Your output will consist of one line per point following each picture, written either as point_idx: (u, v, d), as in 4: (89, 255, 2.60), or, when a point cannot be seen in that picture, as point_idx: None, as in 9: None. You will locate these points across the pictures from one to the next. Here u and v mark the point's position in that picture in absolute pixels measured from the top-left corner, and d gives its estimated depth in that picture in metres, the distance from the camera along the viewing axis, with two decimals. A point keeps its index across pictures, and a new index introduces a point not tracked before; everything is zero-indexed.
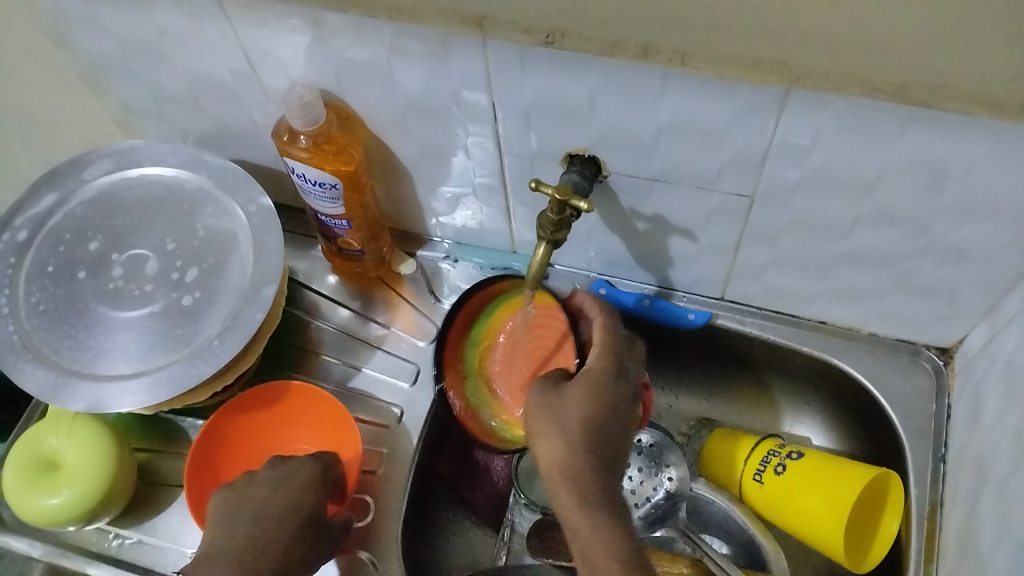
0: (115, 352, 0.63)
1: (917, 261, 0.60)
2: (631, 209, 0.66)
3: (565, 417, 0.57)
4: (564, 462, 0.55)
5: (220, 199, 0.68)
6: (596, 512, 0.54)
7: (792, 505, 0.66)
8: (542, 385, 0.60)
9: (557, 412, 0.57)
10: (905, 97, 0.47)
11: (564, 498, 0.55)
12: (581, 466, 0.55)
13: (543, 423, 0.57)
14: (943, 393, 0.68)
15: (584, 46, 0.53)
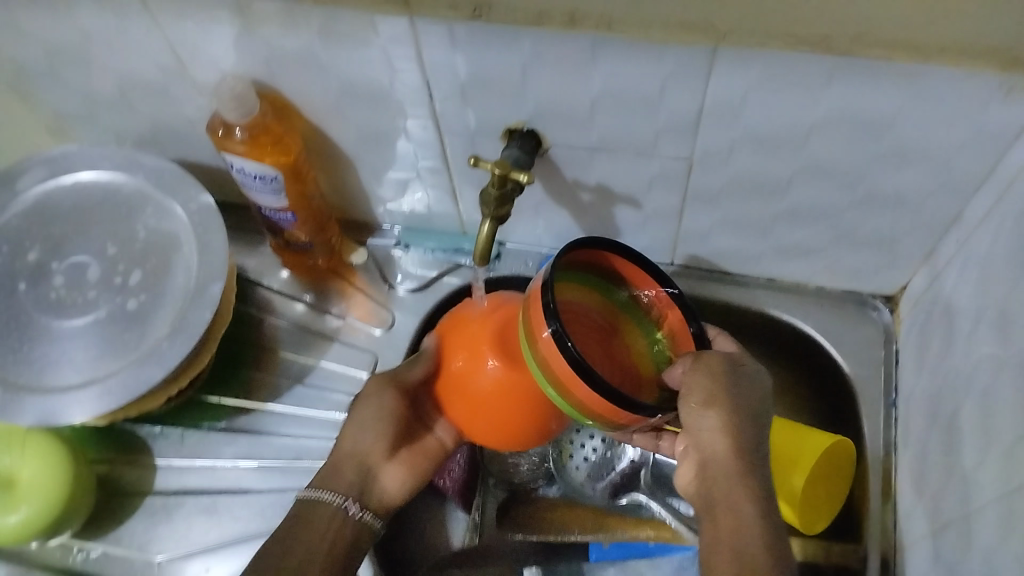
0: (63, 362, 0.62)
1: (856, 211, 0.62)
2: (575, 181, 0.65)
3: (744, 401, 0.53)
4: (728, 471, 0.52)
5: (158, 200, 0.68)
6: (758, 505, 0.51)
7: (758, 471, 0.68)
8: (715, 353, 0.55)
9: (734, 389, 0.53)
10: (828, 48, 0.48)
11: (744, 502, 0.51)
12: (748, 447, 0.52)
13: (716, 394, 0.52)
14: (891, 339, 0.71)
15: (513, 17, 0.50)
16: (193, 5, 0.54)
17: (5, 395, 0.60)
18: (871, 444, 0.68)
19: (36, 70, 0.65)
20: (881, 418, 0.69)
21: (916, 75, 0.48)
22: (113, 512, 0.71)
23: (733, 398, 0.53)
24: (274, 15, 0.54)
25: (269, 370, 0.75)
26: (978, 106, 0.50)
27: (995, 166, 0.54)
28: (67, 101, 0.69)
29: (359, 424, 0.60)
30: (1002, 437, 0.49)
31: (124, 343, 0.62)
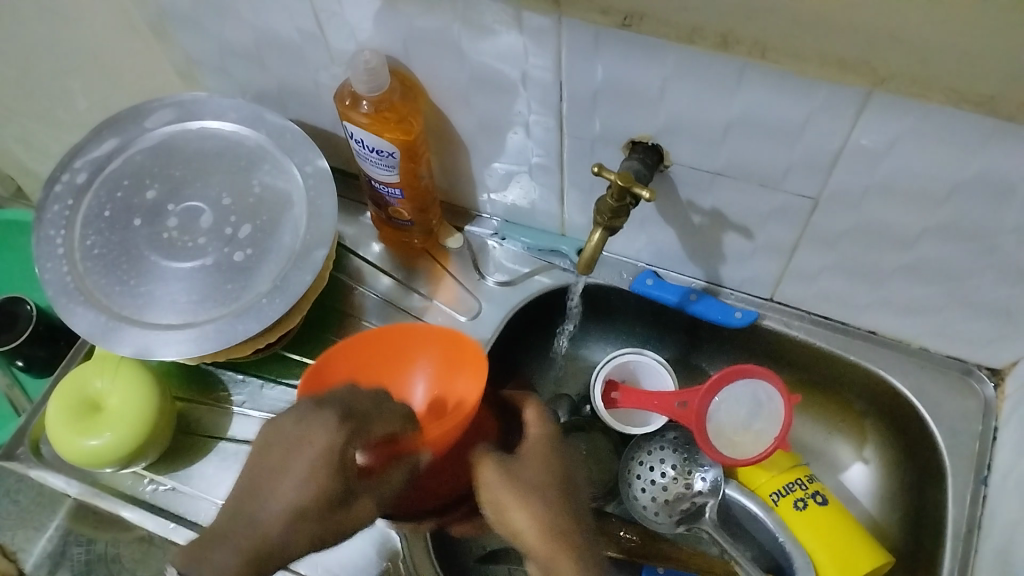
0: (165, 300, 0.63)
1: (979, 278, 0.59)
2: (689, 202, 0.63)
3: (523, 474, 0.57)
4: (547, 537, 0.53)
5: (277, 158, 0.70)
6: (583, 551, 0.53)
7: (808, 539, 0.68)
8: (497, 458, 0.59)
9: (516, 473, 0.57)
10: (991, 110, 0.45)
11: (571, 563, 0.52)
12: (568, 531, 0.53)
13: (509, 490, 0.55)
14: (990, 415, 0.68)
15: (663, 31, 0.49)
16: None
17: (108, 324, 0.62)
18: (954, 519, 0.65)
19: (180, 15, 0.67)
20: (969, 493, 0.66)
21: None
22: (187, 451, 0.72)
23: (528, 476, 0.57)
24: None
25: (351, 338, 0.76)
26: None
27: None
28: (204, 49, 0.71)
29: (285, 485, 0.50)
30: None
31: (225, 292, 0.64)
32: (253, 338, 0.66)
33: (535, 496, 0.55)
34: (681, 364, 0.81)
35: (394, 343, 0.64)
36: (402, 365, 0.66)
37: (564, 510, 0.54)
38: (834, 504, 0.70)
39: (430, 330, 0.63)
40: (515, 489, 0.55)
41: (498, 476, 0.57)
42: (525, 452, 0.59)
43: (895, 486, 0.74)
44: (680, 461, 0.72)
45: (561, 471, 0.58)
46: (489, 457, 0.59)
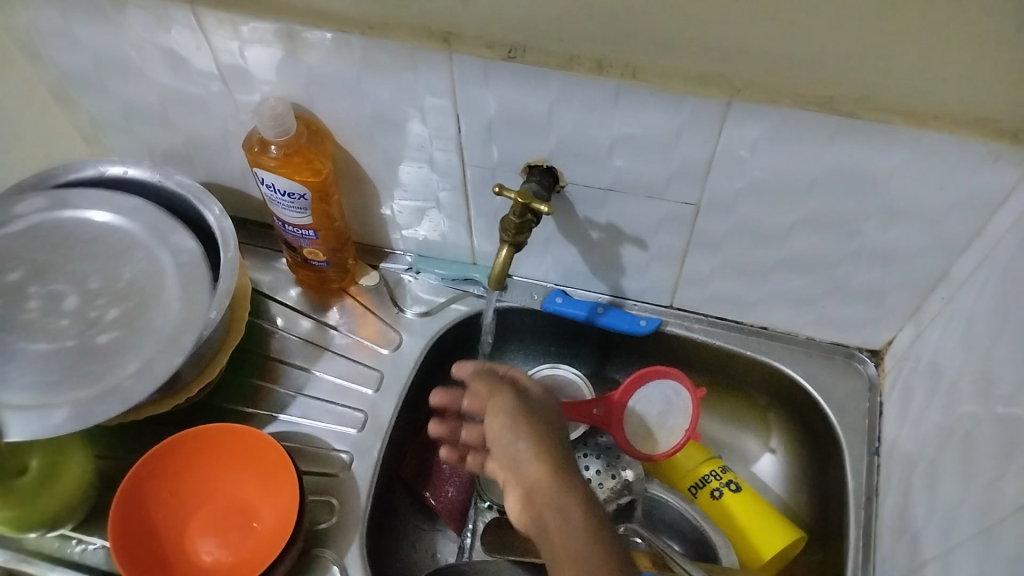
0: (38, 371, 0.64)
1: (849, 265, 0.66)
2: (586, 219, 0.69)
3: (536, 420, 0.59)
4: (553, 479, 0.55)
5: (149, 246, 0.71)
6: (587, 493, 0.55)
7: (727, 525, 0.74)
8: (516, 399, 0.61)
9: (527, 411, 0.60)
10: (833, 109, 0.52)
11: (573, 502, 0.54)
12: (570, 476, 0.56)
13: (523, 420, 0.59)
14: (875, 391, 0.75)
15: (544, 60, 0.55)
16: (244, 30, 0.59)
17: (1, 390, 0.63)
18: (853, 489, 0.71)
19: (83, 79, 0.69)
20: (864, 465, 0.72)
21: (911, 139, 0.52)
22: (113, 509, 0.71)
23: (540, 424, 0.59)
24: (321, 44, 0.58)
25: (274, 381, 0.77)
26: (968, 169, 0.53)
27: (980, 230, 0.58)
28: (107, 111, 0.72)
29: None
30: (980, 480, 0.51)
31: (107, 358, 0.65)
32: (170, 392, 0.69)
33: (546, 444, 0.57)
34: (596, 377, 0.85)
35: (198, 449, 0.69)
36: (216, 468, 0.70)
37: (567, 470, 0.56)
38: (746, 490, 0.75)
39: (224, 433, 0.69)
40: (525, 427, 0.58)
41: (512, 405, 0.60)
42: (531, 392, 0.62)
43: (801, 467, 0.80)
44: (604, 466, 0.78)
45: (560, 429, 0.60)
46: (506, 391, 0.61)
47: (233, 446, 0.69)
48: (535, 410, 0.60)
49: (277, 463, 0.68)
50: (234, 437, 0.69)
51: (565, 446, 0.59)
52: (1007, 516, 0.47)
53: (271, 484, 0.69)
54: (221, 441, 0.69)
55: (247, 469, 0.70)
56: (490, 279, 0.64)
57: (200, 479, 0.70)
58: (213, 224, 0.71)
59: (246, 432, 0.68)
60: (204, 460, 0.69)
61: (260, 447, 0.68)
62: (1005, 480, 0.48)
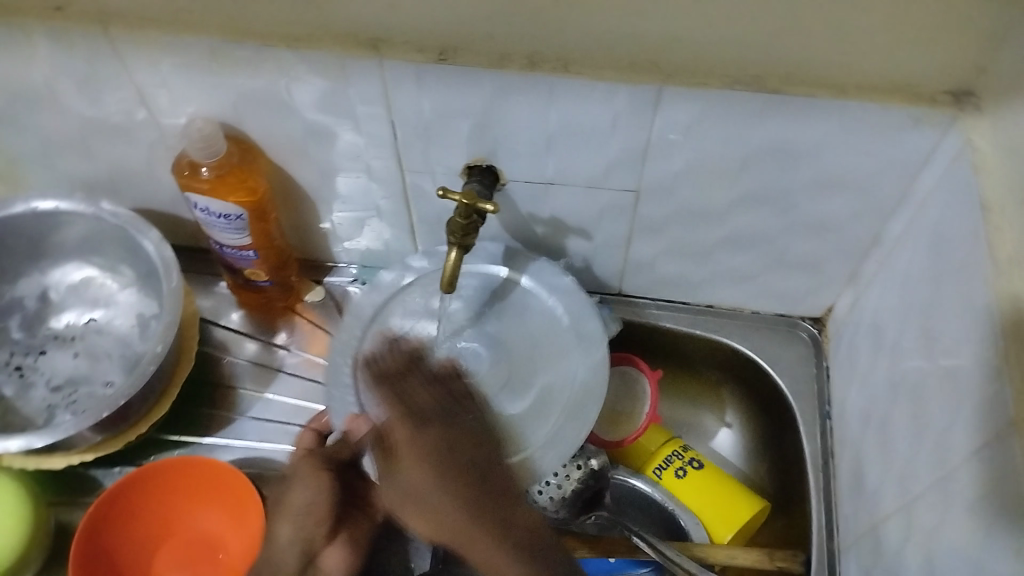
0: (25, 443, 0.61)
1: (787, 237, 0.68)
2: (529, 214, 0.69)
3: (405, 486, 0.56)
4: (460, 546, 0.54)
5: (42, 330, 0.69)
6: (486, 551, 0.52)
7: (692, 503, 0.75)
8: (386, 476, 0.57)
9: (396, 484, 0.56)
10: (761, 85, 0.53)
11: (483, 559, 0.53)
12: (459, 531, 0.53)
13: (397, 502, 0.57)
14: (822, 357, 0.77)
15: (475, 60, 0.55)
16: (163, 50, 0.57)
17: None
18: (811, 454, 0.73)
19: None
20: (818, 428, 0.74)
21: (837, 112, 0.54)
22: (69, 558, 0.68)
23: (403, 494, 0.56)
24: (245, 59, 0.57)
25: (227, 408, 0.75)
26: (894, 134, 0.55)
27: (907, 193, 0.60)
28: (23, 146, 0.70)
29: None
30: (931, 431, 0.53)
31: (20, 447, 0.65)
32: (113, 433, 0.66)
33: (421, 514, 0.55)
34: None
35: (158, 482, 0.67)
36: (175, 500, 0.68)
37: (463, 503, 0.53)
38: (709, 466, 0.77)
39: (183, 464, 0.67)
40: (411, 494, 0.55)
41: (388, 486, 0.57)
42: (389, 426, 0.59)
43: (757, 438, 0.82)
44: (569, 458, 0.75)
45: (429, 467, 0.55)
46: (381, 463, 0.58)
47: (191, 477, 0.67)
48: (399, 471, 0.56)
49: (240, 490, 0.67)
50: (195, 468, 0.67)
51: (444, 493, 0.54)
52: (959, 463, 0.49)
53: (233, 513, 0.67)
54: (180, 473, 0.67)
55: (207, 500, 0.68)
56: (444, 287, 0.64)
57: (159, 516, 0.68)
58: (150, 251, 0.68)
59: (205, 461, 0.66)
60: (162, 494, 0.67)
61: (221, 475, 0.67)
62: (955, 429, 0.50)
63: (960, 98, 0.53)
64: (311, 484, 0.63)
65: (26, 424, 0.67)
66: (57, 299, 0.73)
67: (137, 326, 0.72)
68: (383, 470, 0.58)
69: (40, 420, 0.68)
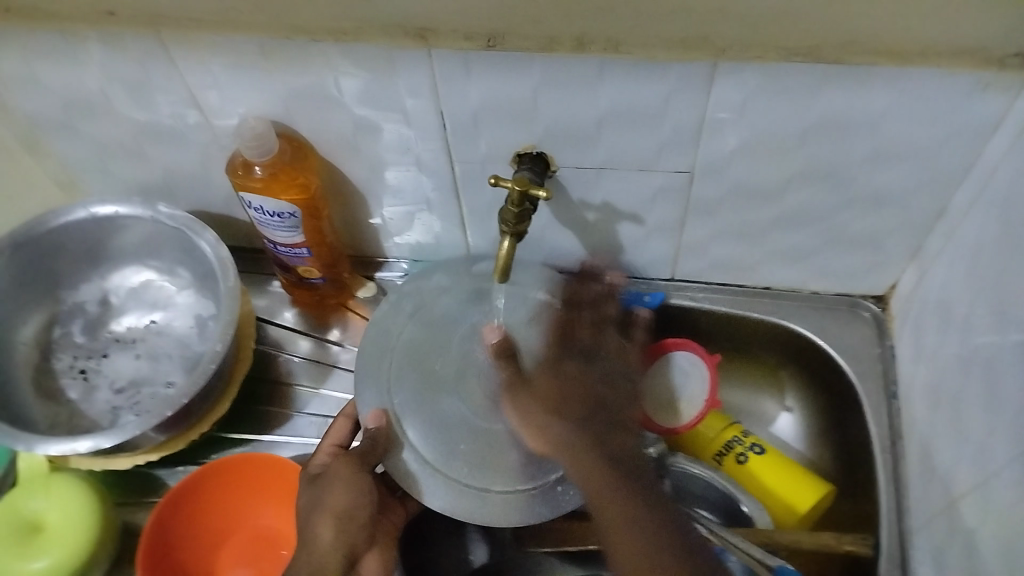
0: (93, 445, 0.62)
1: (846, 214, 0.66)
2: (580, 201, 0.68)
3: (544, 423, 0.63)
4: (578, 467, 0.62)
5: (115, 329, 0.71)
6: (595, 469, 0.61)
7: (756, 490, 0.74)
8: (518, 404, 0.65)
9: (559, 421, 0.63)
10: (818, 57, 0.52)
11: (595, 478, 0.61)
12: (586, 456, 0.62)
13: (539, 426, 0.63)
14: (885, 337, 0.75)
15: (524, 45, 0.54)
16: (214, 50, 0.58)
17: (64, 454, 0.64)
18: (877, 436, 0.71)
19: (53, 123, 0.68)
20: (884, 409, 0.72)
21: (900, 81, 0.52)
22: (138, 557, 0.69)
23: (543, 422, 0.63)
24: (295, 55, 0.57)
25: (285, 406, 0.76)
26: (961, 101, 0.53)
27: (974, 163, 0.58)
28: (81, 153, 0.71)
29: None
30: (1011, 406, 0.51)
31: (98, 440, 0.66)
32: (177, 433, 0.67)
33: (548, 442, 0.63)
34: None
35: (223, 478, 0.68)
36: (238, 495, 0.69)
37: (586, 434, 0.62)
38: (770, 451, 0.75)
39: (247, 460, 0.68)
40: (536, 422, 0.64)
41: (518, 415, 0.64)
42: (536, 381, 0.65)
43: (819, 422, 0.80)
44: None
45: (567, 403, 0.64)
46: (511, 390, 0.66)
47: (254, 473, 0.68)
48: (538, 399, 0.64)
49: (301, 486, 0.67)
50: (258, 464, 0.68)
51: (580, 431, 0.63)
52: None
53: (295, 508, 0.68)
54: (244, 469, 0.68)
55: (270, 495, 0.69)
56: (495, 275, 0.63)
57: (223, 512, 0.69)
58: (206, 251, 0.69)
59: (268, 457, 0.67)
60: (226, 490, 0.68)
61: (283, 471, 0.68)
62: None
63: None
64: (349, 485, 0.61)
65: (93, 426, 0.69)
66: (117, 302, 0.75)
67: (196, 327, 0.73)
68: (524, 397, 0.65)
69: (105, 421, 0.69)
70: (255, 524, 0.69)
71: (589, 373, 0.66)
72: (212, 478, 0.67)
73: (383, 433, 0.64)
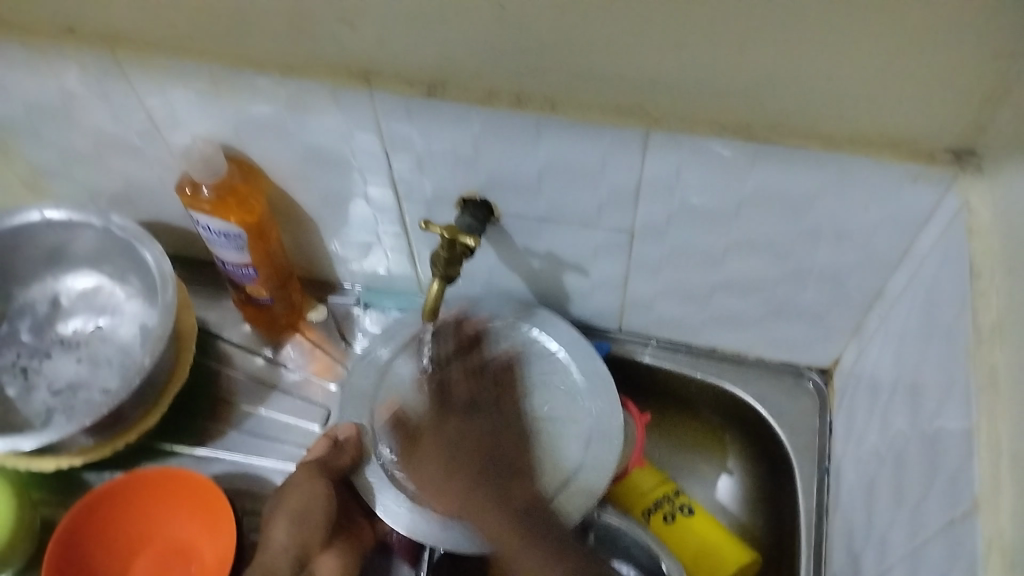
0: (10, 446, 0.63)
1: (787, 287, 0.66)
2: (525, 248, 0.69)
3: (429, 478, 0.61)
4: (480, 519, 0.59)
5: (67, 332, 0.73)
6: (497, 524, 0.58)
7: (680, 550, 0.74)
8: (407, 457, 0.63)
9: (426, 474, 0.61)
10: (748, 135, 0.52)
11: (502, 535, 0.58)
12: (484, 510, 0.58)
13: (423, 481, 0.62)
14: (825, 411, 0.74)
15: (464, 96, 0.55)
16: (167, 73, 0.59)
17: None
18: (805, 510, 0.70)
19: (16, 127, 0.69)
20: (815, 484, 0.71)
21: (830, 164, 0.53)
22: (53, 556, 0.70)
23: (434, 476, 0.61)
24: (244, 86, 0.58)
25: (223, 421, 0.77)
26: (891, 189, 0.53)
27: (908, 250, 0.58)
28: (43, 157, 0.72)
29: None
30: (909, 501, 0.51)
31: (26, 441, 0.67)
32: (106, 438, 0.67)
33: (444, 497, 0.60)
34: None
35: (141, 489, 0.69)
36: (154, 508, 0.69)
37: (479, 490, 0.58)
38: (700, 512, 0.75)
39: (166, 474, 0.68)
40: (432, 485, 0.61)
41: (416, 471, 0.62)
42: (423, 443, 0.62)
43: (756, 488, 0.79)
44: None
45: (462, 454, 0.60)
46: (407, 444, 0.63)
47: (172, 488, 0.69)
48: (426, 445, 0.61)
49: (216, 505, 0.67)
50: (175, 480, 0.68)
51: (468, 491, 0.59)
52: (931, 539, 0.47)
53: (207, 528, 0.68)
54: (161, 483, 0.68)
55: (186, 512, 0.69)
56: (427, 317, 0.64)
57: (136, 524, 0.69)
58: (151, 264, 0.70)
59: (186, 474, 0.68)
60: (143, 502, 0.69)
61: (199, 489, 0.68)
62: (930, 502, 0.48)
63: (962, 158, 0.51)
64: (303, 491, 0.68)
65: (24, 424, 0.70)
66: (67, 305, 0.76)
67: (138, 336, 0.74)
68: (410, 449, 0.64)
69: (38, 421, 0.70)
70: (167, 539, 0.69)
71: (469, 426, 0.61)
72: (129, 488, 0.68)
73: (350, 444, 0.68)
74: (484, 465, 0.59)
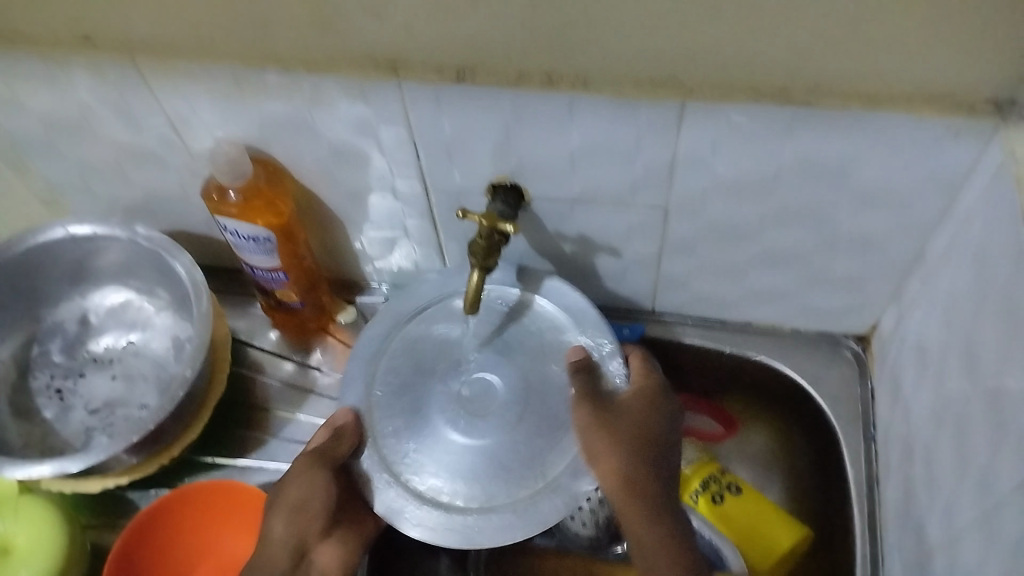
0: (58, 470, 0.62)
1: (824, 254, 0.65)
2: (556, 233, 0.68)
3: (620, 442, 0.61)
4: (646, 514, 0.60)
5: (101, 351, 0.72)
6: (660, 527, 0.60)
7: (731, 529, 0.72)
8: (588, 407, 0.63)
9: (621, 432, 0.62)
10: (786, 99, 0.52)
11: (657, 537, 0.60)
12: (649, 502, 0.61)
13: (602, 437, 0.62)
14: (866, 377, 0.74)
15: (493, 79, 0.54)
16: (190, 77, 0.58)
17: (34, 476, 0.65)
18: (855, 479, 0.70)
19: (35, 144, 0.68)
20: (863, 452, 0.71)
21: (869, 123, 0.52)
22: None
23: (627, 444, 0.62)
24: (269, 86, 0.57)
25: (261, 429, 0.76)
26: (933, 144, 0.53)
27: (950, 207, 0.57)
28: (63, 173, 0.71)
29: None
30: (976, 458, 0.50)
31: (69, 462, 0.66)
32: (150, 454, 0.67)
33: (624, 464, 0.61)
34: None
35: (191, 504, 0.68)
36: (204, 522, 0.69)
37: (651, 477, 0.61)
38: (748, 490, 0.75)
39: (216, 487, 0.68)
40: (609, 443, 0.62)
41: (592, 420, 0.63)
42: (614, 406, 0.63)
43: (800, 461, 0.79)
44: None
45: (656, 435, 0.63)
46: (592, 404, 0.63)
47: (222, 501, 0.68)
48: (652, 422, 0.63)
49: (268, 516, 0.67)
50: (225, 493, 0.68)
51: (649, 478, 0.61)
52: (1005, 494, 0.46)
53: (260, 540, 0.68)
54: (211, 497, 0.68)
55: (237, 524, 0.69)
56: (466, 308, 0.63)
57: (187, 540, 0.69)
58: (181, 275, 0.69)
59: (237, 485, 0.67)
60: (194, 517, 0.68)
61: (250, 501, 0.68)
62: (1000, 457, 0.47)
63: (1003, 108, 0.50)
64: (304, 482, 0.62)
65: (65, 446, 0.69)
66: (96, 322, 0.75)
67: (172, 349, 0.73)
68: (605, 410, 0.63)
69: (78, 441, 0.69)
70: (219, 554, 0.69)
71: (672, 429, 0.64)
72: (179, 504, 0.67)
73: (349, 430, 0.64)
74: (663, 459, 0.63)
